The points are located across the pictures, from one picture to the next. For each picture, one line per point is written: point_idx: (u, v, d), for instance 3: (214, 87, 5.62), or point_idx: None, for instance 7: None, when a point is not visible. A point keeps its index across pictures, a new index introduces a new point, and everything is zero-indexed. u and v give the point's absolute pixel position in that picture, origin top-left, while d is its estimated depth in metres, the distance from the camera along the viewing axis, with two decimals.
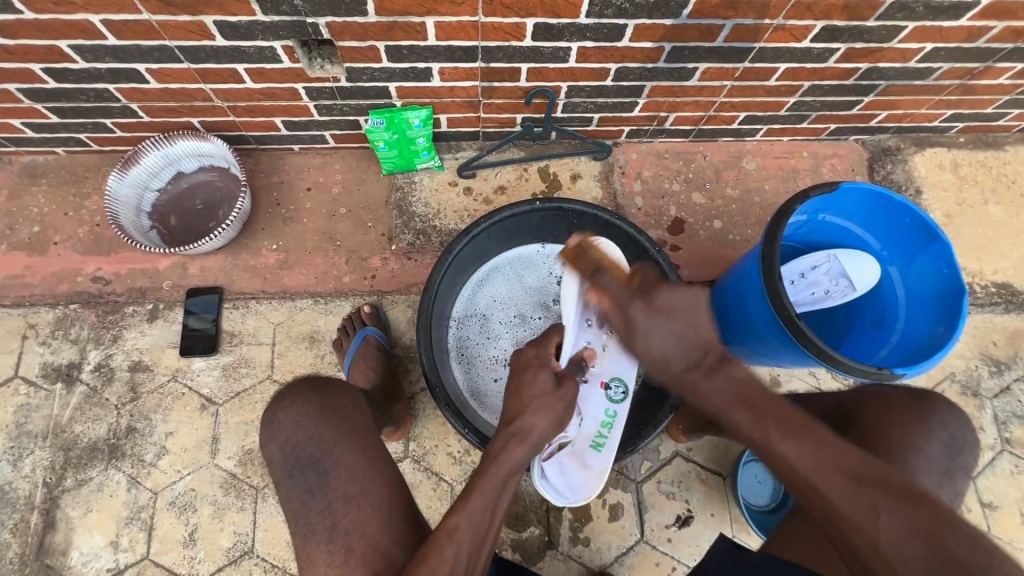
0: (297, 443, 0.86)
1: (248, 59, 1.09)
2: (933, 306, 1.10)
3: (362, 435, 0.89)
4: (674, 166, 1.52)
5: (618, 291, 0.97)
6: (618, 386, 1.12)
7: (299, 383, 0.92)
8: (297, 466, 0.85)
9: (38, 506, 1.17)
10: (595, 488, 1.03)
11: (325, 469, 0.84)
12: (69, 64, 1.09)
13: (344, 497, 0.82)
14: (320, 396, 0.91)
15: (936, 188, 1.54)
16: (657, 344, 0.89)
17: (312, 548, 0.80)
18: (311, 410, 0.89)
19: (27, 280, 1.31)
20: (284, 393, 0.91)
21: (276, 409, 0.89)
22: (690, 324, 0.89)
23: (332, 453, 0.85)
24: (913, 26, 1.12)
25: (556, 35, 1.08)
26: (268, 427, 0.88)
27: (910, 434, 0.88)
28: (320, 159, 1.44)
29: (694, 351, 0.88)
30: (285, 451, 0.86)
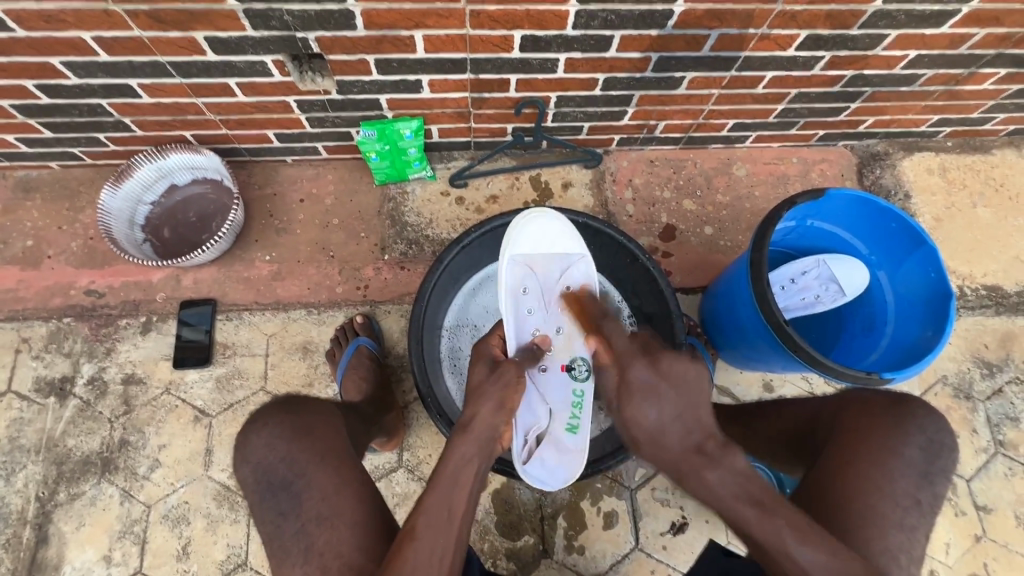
0: (285, 455, 0.86)
1: (240, 73, 1.10)
2: (922, 310, 1.11)
3: (336, 454, 0.89)
4: (664, 173, 1.53)
5: (626, 346, 1.02)
6: (581, 364, 1.13)
7: (272, 406, 0.93)
8: (269, 490, 0.85)
9: (31, 521, 1.17)
10: (576, 471, 1.06)
11: (298, 492, 0.84)
12: (61, 81, 1.10)
13: (332, 509, 0.82)
14: (292, 417, 0.91)
15: (925, 192, 1.55)
16: (653, 418, 0.88)
17: (288, 570, 0.80)
18: (283, 431, 0.89)
19: (22, 294, 1.31)
20: (255, 416, 0.91)
21: (248, 432, 0.89)
22: (692, 405, 0.89)
23: (304, 475, 0.85)
24: (897, 34, 1.14)
25: (544, 47, 1.09)
26: (240, 451, 0.88)
27: (890, 438, 0.88)
28: (312, 170, 1.45)
29: (694, 432, 0.86)
30: (273, 465, 0.86)
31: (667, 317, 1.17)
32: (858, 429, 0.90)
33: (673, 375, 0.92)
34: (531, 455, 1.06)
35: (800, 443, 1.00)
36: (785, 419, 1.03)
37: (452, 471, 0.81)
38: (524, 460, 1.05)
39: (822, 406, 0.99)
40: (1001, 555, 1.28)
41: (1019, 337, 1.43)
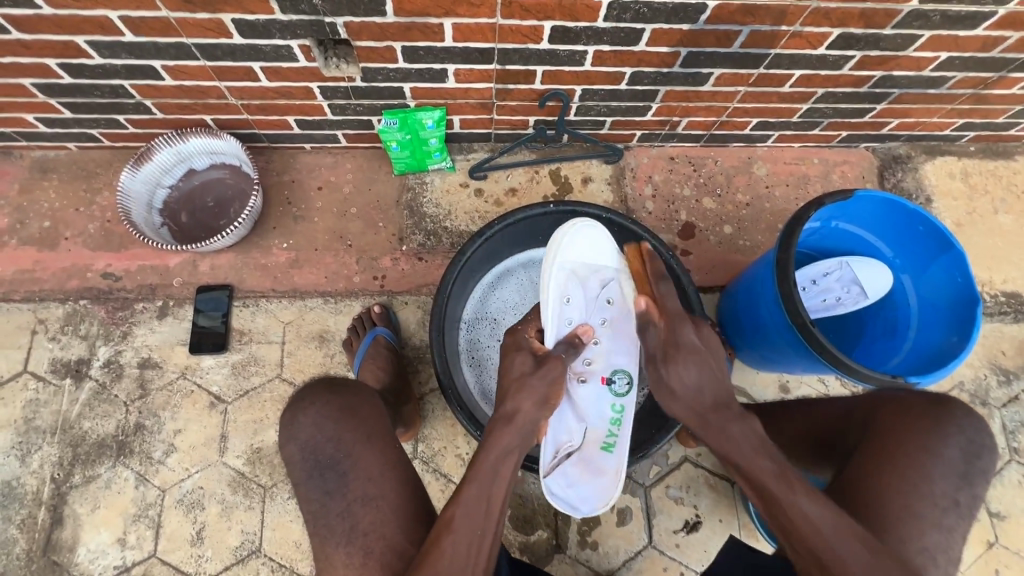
0: (320, 442, 0.86)
1: (265, 57, 1.09)
2: (947, 314, 1.10)
3: (382, 435, 0.89)
4: (684, 171, 1.52)
5: (677, 308, 0.97)
6: (621, 377, 1.08)
7: (317, 384, 0.92)
8: (316, 467, 0.85)
9: (45, 502, 1.16)
10: (610, 494, 0.99)
11: (345, 471, 0.84)
12: (85, 60, 1.09)
13: (364, 498, 0.82)
14: (339, 397, 0.90)
15: (947, 196, 1.54)
16: (692, 378, 0.90)
17: (331, 550, 0.80)
18: (332, 410, 0.88)
19: (37, 275, 1.30)
20: (302, 395, 0.90)
21: (295, 411, 0.88)
22: (719, 369, 0.93)
23: (352, 454, 0.85)
24: (930, 34, 1.12)
25: (573, 39, 1.08)
26: (288, 429, 0.87)
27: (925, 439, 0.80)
28: (331, 158, 1.44)
29: (723, 393, 0.90)
30: (304, 454, 0.85)
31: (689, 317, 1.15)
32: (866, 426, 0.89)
33: (710, 340, 0.95)
34: (559, 473, 1.01)
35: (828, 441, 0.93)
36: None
37: (491, 464, 0.80)
38: (549, 476, 1.01)
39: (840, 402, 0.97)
40: (1014, 562, 1.28)
41: None
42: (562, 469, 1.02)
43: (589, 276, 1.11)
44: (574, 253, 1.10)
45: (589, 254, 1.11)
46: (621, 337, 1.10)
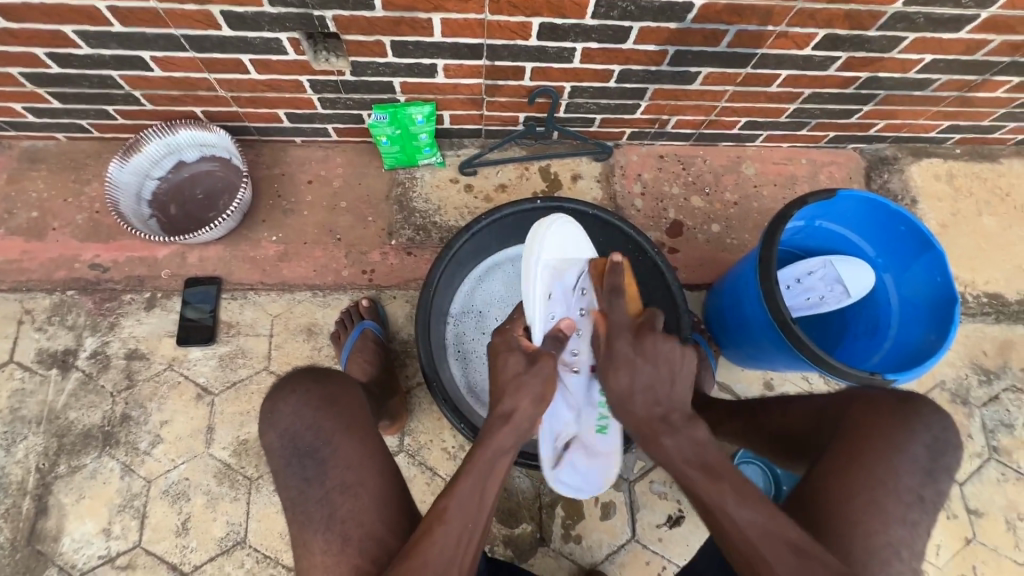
0: (299, 430, 0.86)
1: (254, 50, 1.09)
2: (926, 314, 1.11)
3: (360, 426, 0.89)
4: (673, 169, 1.53)
5: (623, 319, 0.94)
6: None
7: (298, 373, 0.92)
8: (295, 455, 0.85)
9: (30, 492, 1.16)
10: (612, 471, 1.04)
11: (323, 458, 0.84)
12: (73, 50, 1.09)
13: (341, 486, 0.83)
14: (320, 385, 0.91)
15: (932, 198, 1.56)
16: (628, 385, 0.87)
17: (309, 535, 0.81)
18: (311, 399, 0.88)
19: (25, 265, 1.30)
20: (283, 383, 0.91)
21: (275, 399, 0.88)
22: (670, 376, 0.87)
23: (330, 443, 0.86)
24: (914, 37, 1.13)
25: (561, 35, 1.09)
26: (267, 417, 0.87)
27: (896, 433, 0.81)
28: (322, 152, 1.44)
29: (664, 401, 0.86)
30: (283, 442, 0.85)
31: (673, 314, 1.16)
32: (838, 416, 0.88)
33: (655, 351, 0.88)
34: (564, 465, 1.04)
35: (801, 435, 0.94)
36: (787, 412, 0.98)
37: (489, 461, 0.82)
38: (556, 470, 1.04)
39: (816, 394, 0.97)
40: (990, 558, 1.30)
41: (1017, 345, 1.44)
42: (566, 459, 1.04)
43: (568, 268, 1.08)
44: (549, 250, 1.08)
45: (564, 249, 1.09)
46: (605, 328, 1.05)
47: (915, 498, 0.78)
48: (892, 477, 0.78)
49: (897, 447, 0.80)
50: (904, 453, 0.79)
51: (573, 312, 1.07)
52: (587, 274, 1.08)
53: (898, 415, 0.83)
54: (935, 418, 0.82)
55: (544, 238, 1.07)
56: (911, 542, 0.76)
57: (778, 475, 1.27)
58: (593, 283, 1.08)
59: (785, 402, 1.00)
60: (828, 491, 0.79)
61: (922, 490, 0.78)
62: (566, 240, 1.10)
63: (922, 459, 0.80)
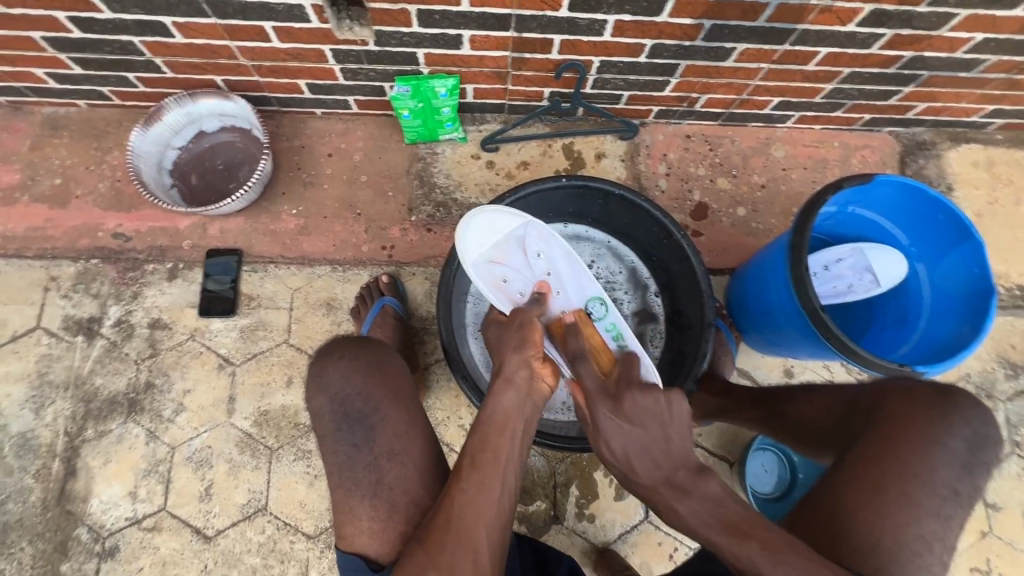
0: (349, 396, 0.88)
1: (276, 16, 1.07)
2: (960, 305, 1.07)
3: (406, 395, 0.91)
4: (700, 150, 1.49)
5: (595, 384, 0.90)
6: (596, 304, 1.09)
7: (345, 340, 0.93)
8: (345, 420, 0.87)
9: (59, 455, 1.19)
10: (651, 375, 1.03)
11: (372, 425, 0.87)
12: (94, 14, 1.07)
13: (389, 454, 0.86)
14: (366, 352, 0.92)
15: (968, 185, 1.51)
16: (620, 447, 0.84)
17: (355, 502, 0.85)
18: (359, 365, 0.90)
19: (50, 233, 1.31)
20: (329, 348, 0.92)
21: (323, 364, 0.90)
22: (662, 439, 0.83)
23: (379, 411, 0.88)
24: (966, 13, 1.07)
25: (593, 7, 1.05)
26: (317, 380, 0.89)
27: (933, 426, 0.80)
28: (342, 125, 1.42)
29: (665, 465, 0.81)
30: (333, 406, 0.88)
31: (697, 300, 1.14)
32: (871, 409, 0.87)
33: (637, 409, 0.84)
34: None
35: (829, 425, 0.93)
36: (813, 400, 0.97)
37: (497, 420, 0.86)
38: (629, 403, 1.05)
39: (845, 385, 0.96)
40: (1005, 552, 1.29)
41: None
42: None
43: (504, 250, 1.10)
44: (476, 244, 1.09)
45: (492, 233, 1.10)
46: (564, 265, 1.11)
47: (951, 492, 0.77)
48: (928, 471, 0.77)
49: (934, 440, 0.79)
50: (941, 447, 0.79)
51: (535, 274, 1.10)
52: (529, 239, 1.10)
53: (937, 407, 0.82)
54: (975, 413, 0.81)
55: (467, 236, 1.08)
56: (943, 537, 0.76)
57: (795, 462, 1.27)
58: (537, 246, 1.11)
59: (812, 391, 0.98)
60: (858, 479, 0.79)
61: (958, 484, 0.77)
62: (489, 224, 1.09)
63: (960, 454, 0.79)
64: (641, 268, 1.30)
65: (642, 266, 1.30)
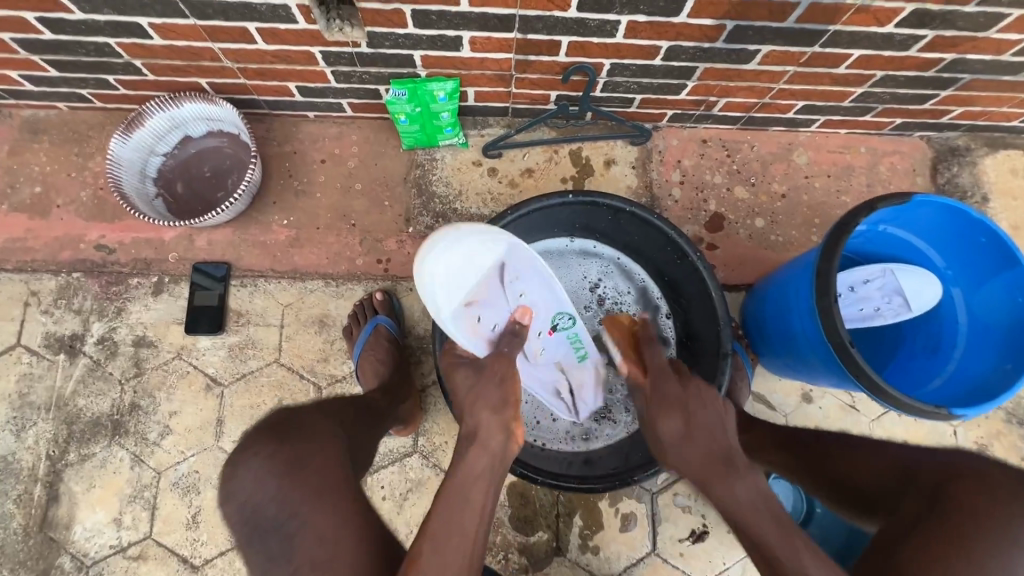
0: (260, 502, 0.81)
1: (260, 17, 0.98)
2: (1000, 336, 0.99)
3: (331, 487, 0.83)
4: (716, 156, 1.40)
5: (660, 363, 0.98)
6: (563, 317, 1.08)
7: (256, 435, 0.88)
8: (258, 531, 0.80)
9: (41, 479, 1.14)
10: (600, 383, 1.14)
11: (292, 533, 0.79)
12: (65, 15, 0.99)
13: (311, 564, 0.77)
14: (281, 446, 0.85)
15: (1005, 195, 1.41)
16: (679, 430, 0.89)
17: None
18: (274, 464, 0.83)
19: (29, 245, 1.25)
20: (239, 452, 0.86)
21: (234, 466, 0.84)
22: (721, 427, 0.89)
23: (298, 514, 0.79)
24: (1019, 13, 0.97)
25: (605, 6, 0.95)
26: (228, 486, 0.83)
27: (1009, 521, 0.71)
28: (336, 128, 1.34)
29: (720, 448, 0.86)
30: (244, 515, 0.81)
31: (712, 327, 1.06)
32: (934, 489, 0.77)
33: (704, 398, 0.92)
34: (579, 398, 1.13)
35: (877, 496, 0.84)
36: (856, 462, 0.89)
37: (460, 489, 0.79)
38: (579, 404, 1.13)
39: (897, 450, 0.87)
40: None
41: None
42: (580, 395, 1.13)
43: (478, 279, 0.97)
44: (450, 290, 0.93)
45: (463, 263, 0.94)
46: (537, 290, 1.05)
47: None
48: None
49: (1015, 540, 0.69)
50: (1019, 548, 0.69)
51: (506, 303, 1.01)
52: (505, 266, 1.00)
53: (1015, 497, 0.72)
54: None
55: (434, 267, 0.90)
56: None
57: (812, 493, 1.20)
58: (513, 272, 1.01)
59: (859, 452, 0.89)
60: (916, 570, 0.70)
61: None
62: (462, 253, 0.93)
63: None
64: (652, 287, 1.22)
65: (654, 285, 1.22)
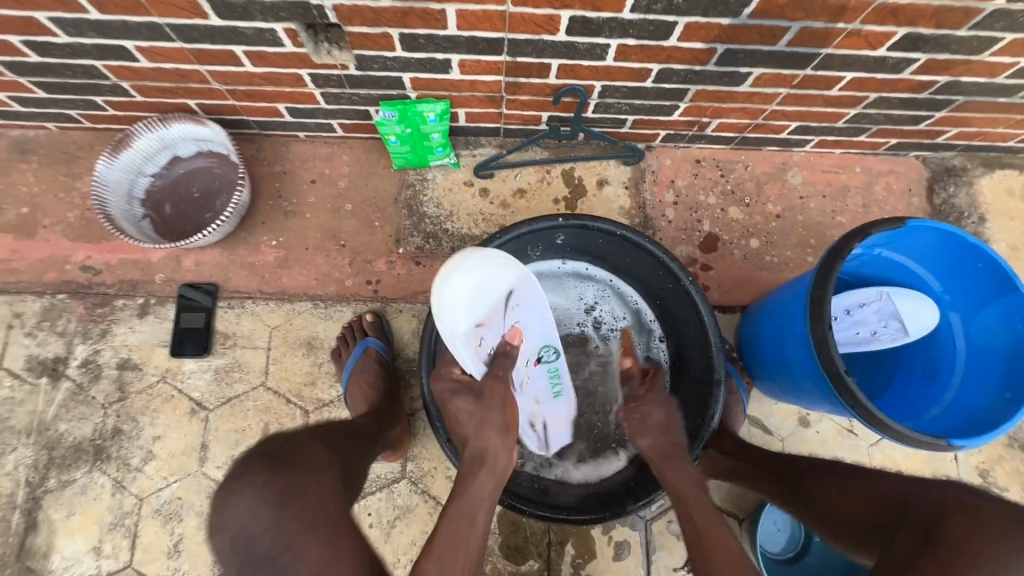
0: (254, 534, 0.68)
1: (247, 40, 0.98)
2: (998, 364, 0.96)
3: (330, 522, 0.71)
4: (710, 175, 1.38)
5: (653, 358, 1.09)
6: (548, 351, 1.12)
7: (255, 462, 0.74)
8: (250, 564, 0.68)
9: (19, 506, 1.12)
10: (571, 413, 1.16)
11: (283, 571, 0.66)
12: (50, 39, 0.99)
13: None
14: (279, 475, 0.73)
15: (1002, 216, 1.39)
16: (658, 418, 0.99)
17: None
18: (270, 496, 0.70)
19: (14, 266, 1.23)
20: (237, 472, 0.73)
21: (227, 493, 0.71)
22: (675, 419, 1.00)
23: (291, 549, 0.67)
24: (1012, 37, 0.96)
25: (594, 30, 0.94)
26: (218, 515, 0.71)
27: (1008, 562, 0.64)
28: (326, 149, 1.33)
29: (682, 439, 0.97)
30: (235, 546, 0.69)
31: (705, 351, 1.04)
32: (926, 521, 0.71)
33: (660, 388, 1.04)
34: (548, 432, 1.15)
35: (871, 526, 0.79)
36: (850, 496, 0.84)
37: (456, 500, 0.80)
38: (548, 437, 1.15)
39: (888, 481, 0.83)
40: None
41: None
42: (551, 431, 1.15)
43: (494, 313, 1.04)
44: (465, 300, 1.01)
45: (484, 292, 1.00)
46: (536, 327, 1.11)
47: None
48: None
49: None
50: None
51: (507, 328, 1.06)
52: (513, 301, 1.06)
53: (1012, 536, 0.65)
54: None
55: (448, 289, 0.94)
56: None
57: None
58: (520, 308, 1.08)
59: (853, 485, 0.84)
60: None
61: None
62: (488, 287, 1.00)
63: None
64: (646, 310, 1.20)
65: (647, 308, 1.20)
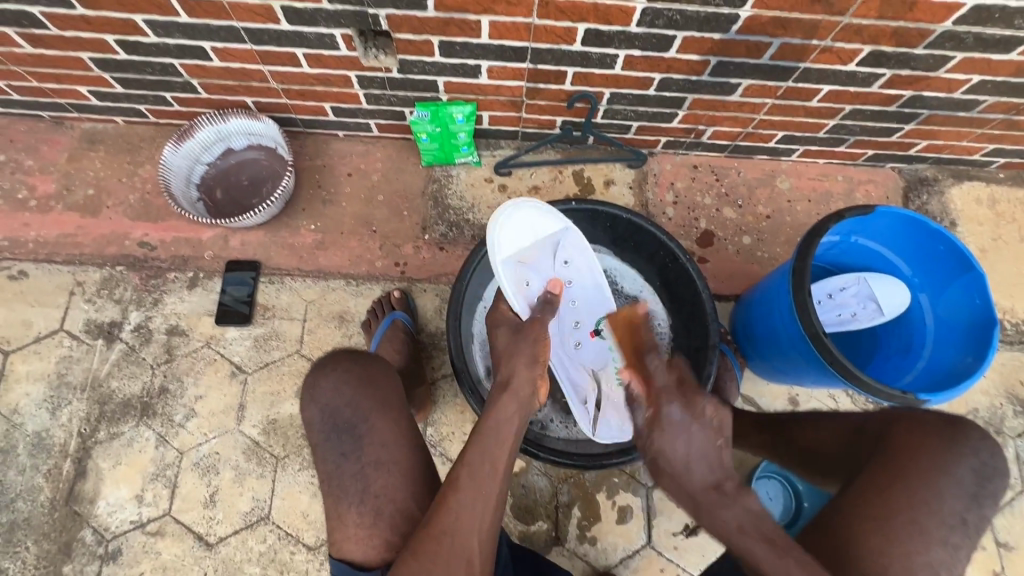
0: (338, 407, 0.94)
1: (308, 44, 1.14)
2: (962, 335, 1.09)
3: (394, 406, 0.96)
4: (706, 179, 1.53)
5: (665, 380, 0.97)
6: (607, 324, 1.20)
7: (340, 353, 1.00)
8: (334, 430, 0.93)
9: (71, 454, 1.22)
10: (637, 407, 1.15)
11: (360, 435, 0.92)
12: (140, 38, 1.15)
13: (376, 463, 0.91)
14: (358, 365, 0.98)
15: (972, 222, 1.53)
16: (681, 452, 0.88)
17: (344, 508, 0.90)
18: (351, 377, 0.96)
19: (79, 240, 1.37)
20: (325, 360, 0.98)
21: (318, 375, 0.96)
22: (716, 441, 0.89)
23: (367, 420, 0.93)
24: (962, 56, 1.12)
25: (605, 42, 1.11)
26: (310, 391, 0.95)
27: (941, 455, 0.80)
28: (362, 146, 1.49)
29: (716, 470, 0.86)
30: (324, 416, 0.93)
31: (702, 322, 1.16)
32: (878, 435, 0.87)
33: (701, 411, 0.90)
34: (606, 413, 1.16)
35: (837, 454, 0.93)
36: (823, 429, 0.97)
37: (494, 428, 0.88)
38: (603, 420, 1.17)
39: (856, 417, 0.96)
40: None
41: None
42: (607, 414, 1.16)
43: (533, 255, 1.16)
44: (504, 243, 1.13)
45: (525, 234, 1.15)
46: (584, 275, 1.21)
47: (959, 521, 0.77)
48: (938, 499, 0.77)
49: (943, 469, 0.79)
50: (949, 476, 0.78)
51: (553, 277, 1.18)
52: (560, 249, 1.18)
53: (945, 437, 0.81)
54: (984, 445, 0.81)
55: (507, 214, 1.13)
56: (951, 565, 0.76)
57: (799, 491, 1.26)
58: (567, 254, 1.19)
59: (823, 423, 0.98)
60: (866, 508, 0.79)
61: (967, 513, 0.77)
62: (528, 229, 1.15)
63: (968, 483, 0.78)
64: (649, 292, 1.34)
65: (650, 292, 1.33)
